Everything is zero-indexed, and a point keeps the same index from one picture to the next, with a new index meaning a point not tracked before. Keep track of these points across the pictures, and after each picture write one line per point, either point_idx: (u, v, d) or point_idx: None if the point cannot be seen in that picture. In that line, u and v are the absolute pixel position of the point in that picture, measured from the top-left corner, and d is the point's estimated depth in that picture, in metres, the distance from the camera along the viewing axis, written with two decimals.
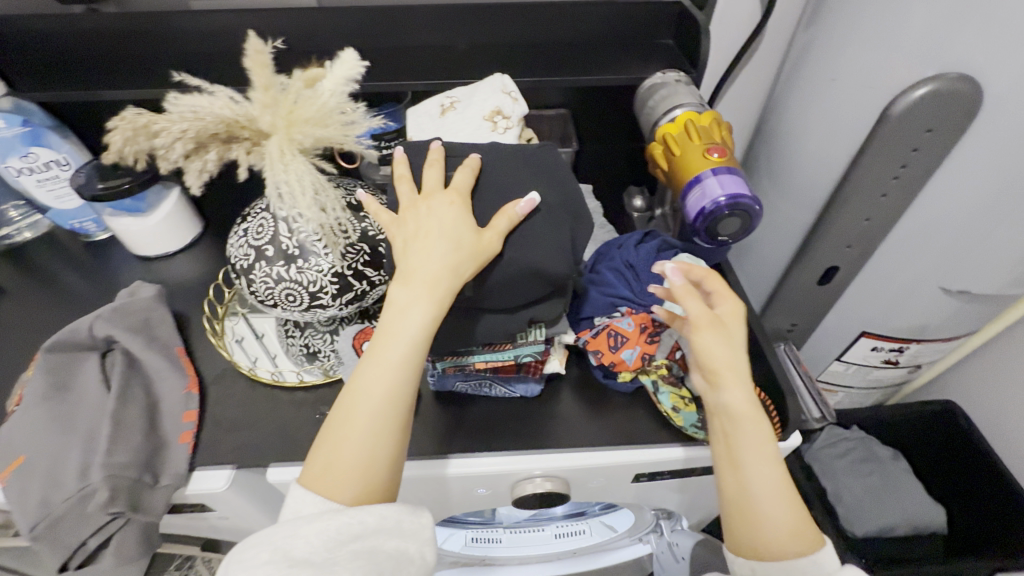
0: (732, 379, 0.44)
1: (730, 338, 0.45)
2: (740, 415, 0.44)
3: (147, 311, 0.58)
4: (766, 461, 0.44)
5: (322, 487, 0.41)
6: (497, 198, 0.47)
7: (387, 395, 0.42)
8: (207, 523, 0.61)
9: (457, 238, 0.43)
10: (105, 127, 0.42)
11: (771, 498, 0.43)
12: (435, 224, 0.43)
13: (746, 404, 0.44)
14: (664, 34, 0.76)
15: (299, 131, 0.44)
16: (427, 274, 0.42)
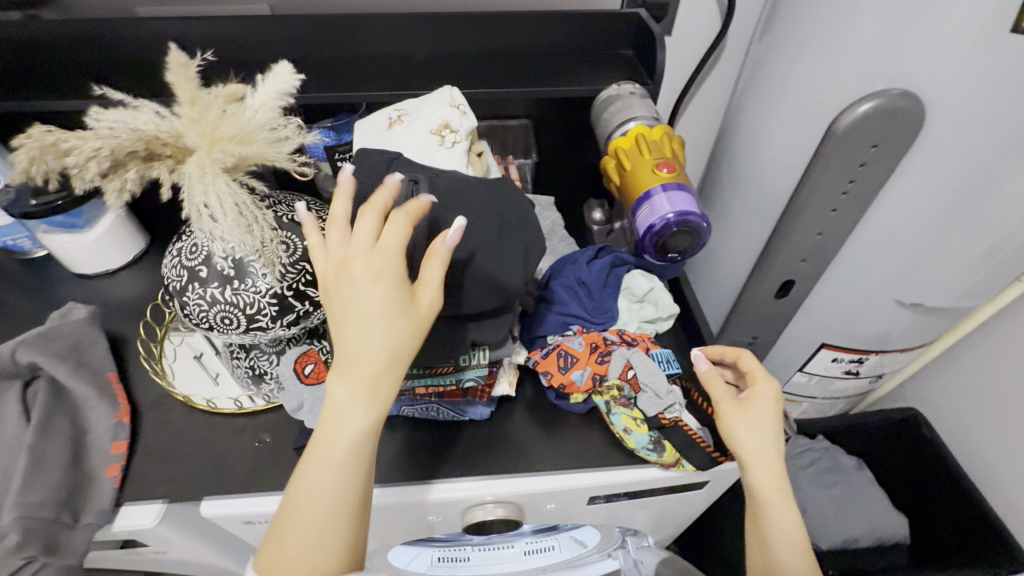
0: (755, 463, 0.47)
1: (753, 420, 0.49)
2: (766, 495, 0.47)
3: (76, 335, 0.55)
4: (790, 536, 0.47)
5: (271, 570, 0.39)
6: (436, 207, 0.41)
7: (329, 495, 0.38)
8: (143, 557, 0.58)
9: (392, 324, 0.35)
10: (9, 144, 0.39)
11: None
12: (363, 306, 0.34)
13: (768, 481, 0.47)
14: (624, 45, 0.76)
15: (223, 150, 0.42)
16: (363, 370, 0.36)
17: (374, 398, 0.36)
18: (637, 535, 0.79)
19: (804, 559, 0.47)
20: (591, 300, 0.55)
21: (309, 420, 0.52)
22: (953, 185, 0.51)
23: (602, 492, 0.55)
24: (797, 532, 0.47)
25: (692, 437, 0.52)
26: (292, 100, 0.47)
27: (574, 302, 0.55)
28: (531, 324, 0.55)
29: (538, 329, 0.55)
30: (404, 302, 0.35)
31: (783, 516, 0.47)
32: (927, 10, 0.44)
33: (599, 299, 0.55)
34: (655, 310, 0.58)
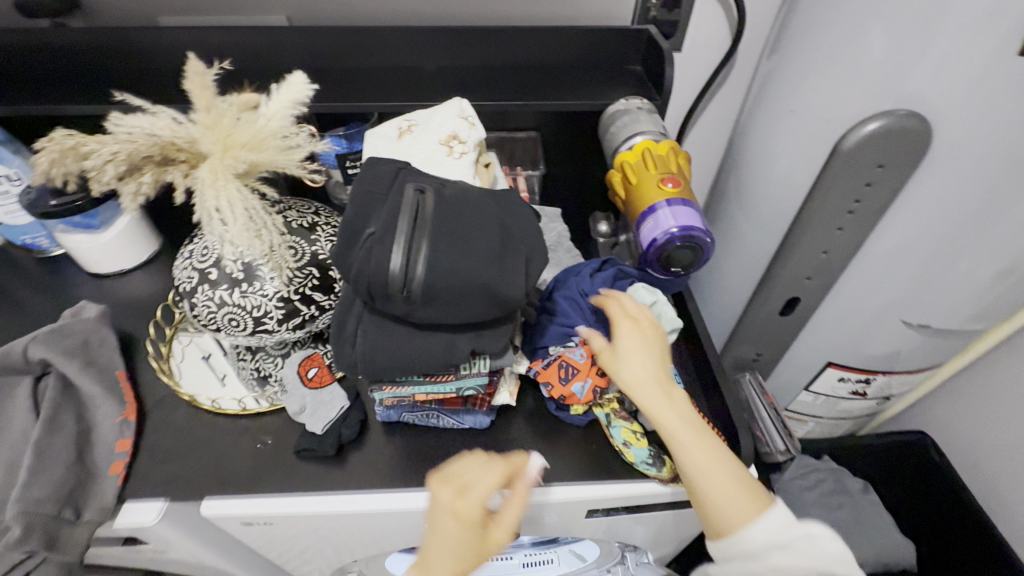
0: (641, 386, 0.46)
1: (621, 350, 0.48)
2: (657, 417, 0.46)
3: (86, 333, 0.56)
4: (692, 444, 0.45)
5: None
6: (445, 209, 0.39)
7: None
8: (143, 556, 0.58)
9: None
10: (33, 147, 0.41)
11: (718, 485, 0.44)
12: (445, 537, 0.41)
13: (652, 401, 0.46)
14: (632, 61, 0.77)
15: (234, 156, 0.43)
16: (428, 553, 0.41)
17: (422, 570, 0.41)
18: (637, 551, 0.78)
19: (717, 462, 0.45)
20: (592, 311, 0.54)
21: (311, 424, 0.52)
22: (962, 205, 0.51)
23: (600, 506, 0.54)
24: (694, 439, 0.45)
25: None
26: (305, 108, 0.48)
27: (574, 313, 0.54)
28: (534, 336, 0.55)
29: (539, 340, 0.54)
30: (477, 532, 0.42)
31: (677, 433, 0.45)
32: (933, 32, 0.44)
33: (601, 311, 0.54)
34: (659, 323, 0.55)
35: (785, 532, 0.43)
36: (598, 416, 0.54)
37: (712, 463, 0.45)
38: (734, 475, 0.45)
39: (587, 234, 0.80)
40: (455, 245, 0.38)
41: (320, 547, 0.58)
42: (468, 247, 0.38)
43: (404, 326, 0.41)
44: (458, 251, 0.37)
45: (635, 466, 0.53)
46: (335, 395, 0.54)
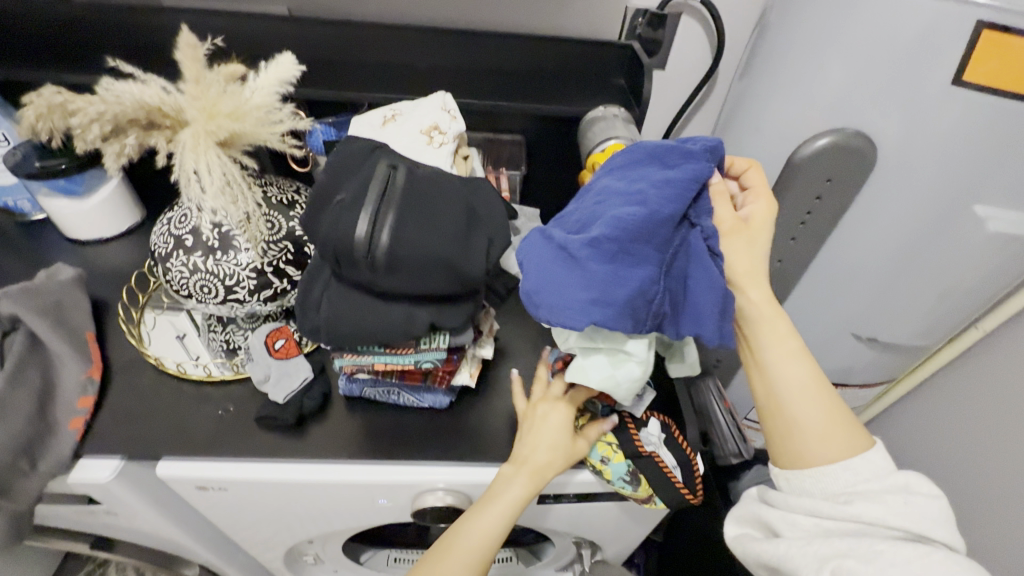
0: (752, 279, 0.48)
1: (754, 240, 0.49)
2: (758, 311, 0.49)
3: (59, 294, 0.57)
4: (789, 353, 0.49)
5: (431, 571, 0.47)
6: (413, 184, 0.41)
7: (476, 537, 0.48)
8: (97, 520, 0.58)
9: (557, 449, 0.50)
10: (22, 100, 0.43)
11: (802, 397, 0.48)
12: (549, 429, 0.50)
13: (765, 294, 0.49)
14: (616, 74, 0.80)
15: (216, 124, 0.45)
16: (550, 458, 0.50)
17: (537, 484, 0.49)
18: (593, 549, 0.79)
19: (806, 372, 0.48)
20: (656, 173, 0.41)
21: (273, 393, 0.53)
22: (905, 222, 0.55)
23: (550, 490, 0.57)
24: (795, 351, 0.49)
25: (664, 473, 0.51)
26: (291, 88, 0.51)
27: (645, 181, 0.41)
28: (580, 243, 0.39)
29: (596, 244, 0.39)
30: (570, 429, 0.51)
31: (785, 339, 0.48)
32: (878, 58, 0.48)
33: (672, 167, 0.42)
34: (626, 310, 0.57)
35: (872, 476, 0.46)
36: None
37: (802, 379, 0.48)
38: (824, 401, 0.48)
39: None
40: (421, 218, 0.40)
41: (275, 517, 0.58)
42: (433, 221, 0.40)
43: (367, 296, 0.42)
44: (423, 225, 0.39)
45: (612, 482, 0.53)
46: (300, 366, 0.55)
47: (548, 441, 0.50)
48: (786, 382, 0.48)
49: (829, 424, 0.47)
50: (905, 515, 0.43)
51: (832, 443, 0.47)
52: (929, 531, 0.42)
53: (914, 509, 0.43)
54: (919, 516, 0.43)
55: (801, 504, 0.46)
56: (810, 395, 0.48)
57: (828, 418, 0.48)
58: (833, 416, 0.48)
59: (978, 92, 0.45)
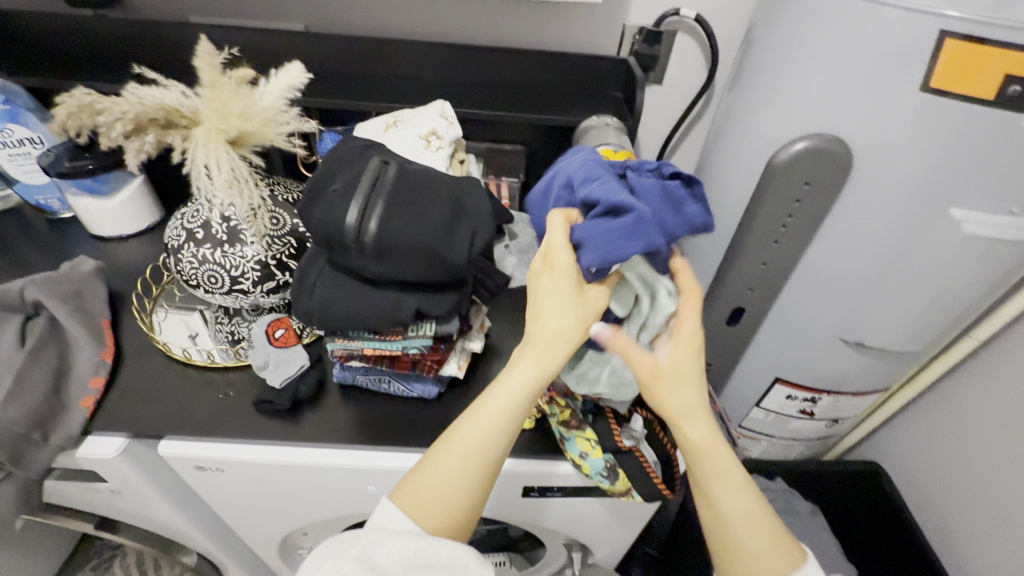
0: (695, 417, 0.46)
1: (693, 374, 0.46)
2: (703, 449, 0.46)
3: (79, 283, 0.61)
4: (734, 489, 0.47)
5: (416, 507, 0.44)
6: (403, 177, 0.44)
7: (478, 448, 0.44)
8: (101, 499, 0.61)
9: (566, 314, 0.43)
10: (56, 101, 0.48)
11: (746, 527, 0.46)
12: (554, 287, 0.43)
13: (708, 438, 0.46)
14: (613, 88, 0.83)
15: (228, 124, 0.49)
16: (563, 331, 0.43)
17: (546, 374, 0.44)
18: (583, 552, 0.79)
19: (749, 503, 0.47)
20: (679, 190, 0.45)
21: (271, 379, 0.56)
22: (884, 226, 0.56)
23: (534, 482, 0.58)
24: (739, 485, 0.47)
25: (644, 468, 0.52)
26: (299, 94, 0.55)
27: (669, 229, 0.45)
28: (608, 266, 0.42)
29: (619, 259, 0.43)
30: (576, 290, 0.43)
31: (726, 469, 0.47)
32: (854, 67, 0.49)
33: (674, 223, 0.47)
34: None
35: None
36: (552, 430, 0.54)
37: (744, 512, 0.47)
38: (767, 525, 0.47)
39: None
40: (409, 209, 0.42)
41: (269, 501, 0.61)
42: (420, 212, 0.42)
43: (358, 282, 0.45)
44: (409, 215, 0.42)
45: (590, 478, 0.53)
46: (297, 354, 0.58)
47: (558, 310, 0.43)
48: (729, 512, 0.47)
49: (774, 547, 0.46)
50: None
51: (781, 564, 0.46)
52: None
53: None
54: None
55: None
56: (755, 525, 0.46)
57: (773, 544, 0.46)
58: (770, 544, 0.46)
59: (949, 99, 0.47)
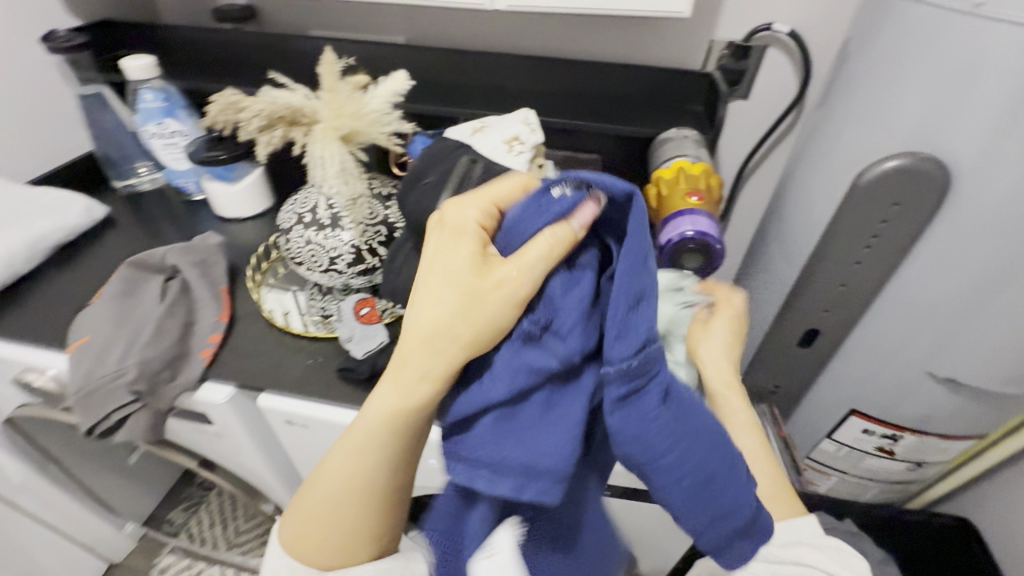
0: (718, 355, 0.52)
1: (715, 331, 0.53)
2: (721, 390, 0.51)
3: (206, 253, 0.71)
4: (744, 427, 0.50)
5: (298, 542, 0.47)
6: (486, 176, 0.48)
7: (348, 483, 0.44)
8: (205, 440, 0.70)
9: (459, 289, 0.37)
10: (209, 100, 0.57)
11: (751, 462, 0.49)
12: (455, 244, 0.39)
13: (722, 386, 0.51)
14: (695, 101, 0.84)
15: (342, 123, 0.56)
16: (442, 327, 0.37)
17: (408, 399, 0.40)
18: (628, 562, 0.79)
19: (756, 439, 0.50)
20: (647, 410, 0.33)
21: (354, 349, 0.62)
22: (987, 252, 0.52)
23: None
24: (749, 423, 0.50)
25: None
26: (402, 98, 0.61)
27: (643, 367, 0.33)
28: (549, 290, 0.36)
29: (571, 289, 0.35)
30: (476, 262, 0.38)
31: (739, 412, 0.50)
32: (957, 84, 0.47)
33: (663, 441, 0.33)
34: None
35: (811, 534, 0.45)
36: None
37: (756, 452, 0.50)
38: (769, 466, 0.50)
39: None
40: None
41: None
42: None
43: None
44: None
45: None
46: (377, 332, 0.63)
47: (437, 312, 0.38)
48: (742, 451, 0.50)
49: (773, 484, 0.49)
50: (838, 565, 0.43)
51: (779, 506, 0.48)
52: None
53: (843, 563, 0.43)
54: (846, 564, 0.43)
55: None
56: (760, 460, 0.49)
57: (770, 482, 0.49)
58: (773, 479, 0.49)
59: None
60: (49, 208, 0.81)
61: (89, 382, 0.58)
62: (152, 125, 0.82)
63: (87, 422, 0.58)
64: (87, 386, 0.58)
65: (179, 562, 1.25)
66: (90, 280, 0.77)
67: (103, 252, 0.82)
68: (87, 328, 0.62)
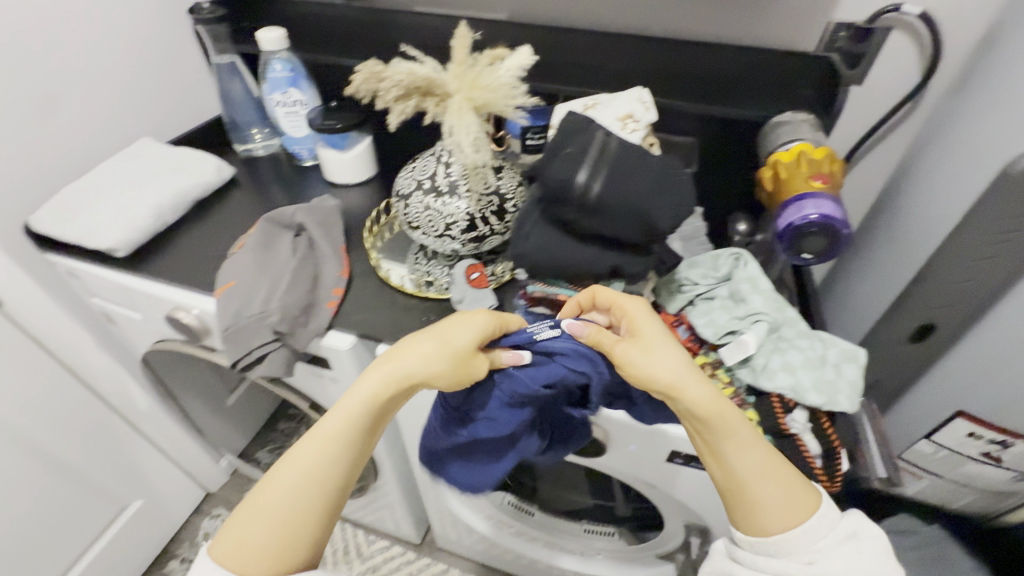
0: (685, 375, 0.49)
1: (648, 347, 0.51)
2: (707, 411, 0.48)
3: (327, 215, 0.78)
4: (743, 443, 0.48)
5: (234, 552, 0.49)
6: (622, 149, 0.50)
7: (296, 493, 0.51)
8: (320, 385, 0.77)
9: (443, 354, 0.53)
10: (354, 70, 0.62)
11: (762, 480, 0.47)
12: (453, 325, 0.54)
13: (712, 406, 0.48)
14: (804, 86, 0.78)
15: (470, 96, 0.59)
16: (427, 375, 0.52)
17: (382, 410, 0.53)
18: (701, 539, 0.81)
19: (760, 457, 0.48)
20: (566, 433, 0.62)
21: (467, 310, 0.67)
22: None
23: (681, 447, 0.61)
24: (748, 438, 0.48)
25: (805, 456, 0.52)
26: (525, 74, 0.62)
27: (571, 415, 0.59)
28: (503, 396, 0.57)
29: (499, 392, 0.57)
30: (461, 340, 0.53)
31: (736, 429, 0.48)
32: None
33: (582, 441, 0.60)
34: (749, 287, 0.60)
35: (829, 530, 0.46)
36: None
37: (762, 466, 0.48)
38: (784, 478, 0.48)
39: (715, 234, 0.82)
40: (620, 177, 0.48)
41: None
42: (635, 178, 0.49)
43: (565, 236, 0.53)
44: (625, 179, 0.48)
45: None
46: (488, 296, 0.68)
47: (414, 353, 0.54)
48: (746, 470, 0.47)
49: (788, 494, 0.47)
50: (861, 563, 0.44)
51: (795, 515, 0.46)
52: (878, 565, 0.44)
53: (864, 551, 0.45)
54: (871, 553, 0.45)
55: (769, 565, 0.47)
56: (768, 477, 0.47)
57: (786, 495, 0.47)
58: (785, 487, 0.47)
59: None
60: (186, 166, 0.89)
61: (239, 321, 0.65)
62: (278, 94, 0.89)
63: (233, 356, 0.66)
64: (237, 324, 0.65)
65: None
66: (222, 234, 0.85)
67: (230, 210, 0.91)
68: (233, 274, 0.70)
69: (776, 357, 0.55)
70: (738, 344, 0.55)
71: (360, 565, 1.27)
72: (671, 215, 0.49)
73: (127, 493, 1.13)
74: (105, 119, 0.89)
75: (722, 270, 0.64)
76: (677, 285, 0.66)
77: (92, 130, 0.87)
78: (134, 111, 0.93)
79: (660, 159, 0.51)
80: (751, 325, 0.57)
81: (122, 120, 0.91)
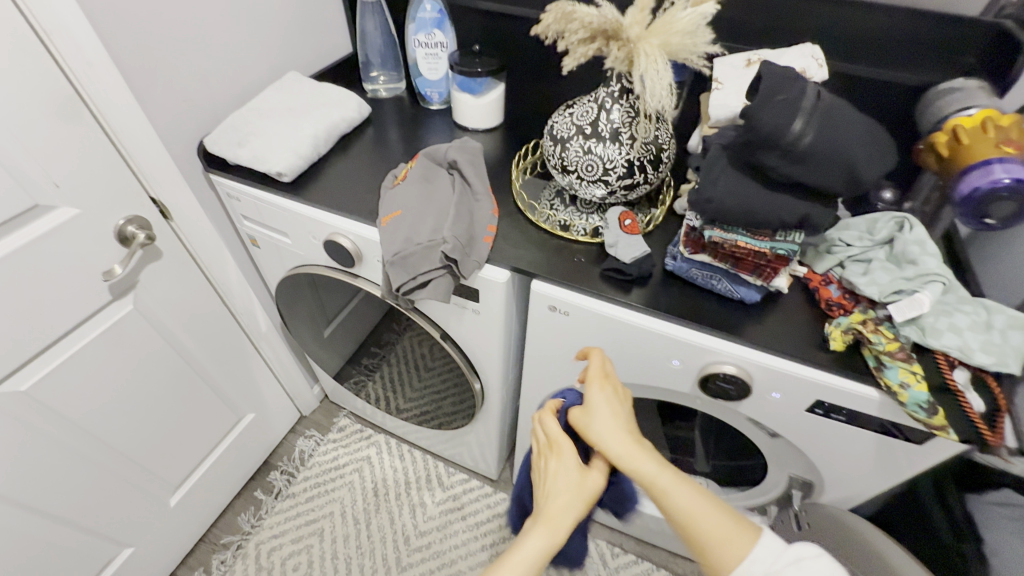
0: (616, 442, 0.56)
1: (607, 403, 0.60)
2: (627, 458, 0.55)
3: (474, 153, 0.81)
4: (672, 483, 0.53)
5: None
6: (831, 101, 0.51)
7: None
8: (461, 317, 0.83)
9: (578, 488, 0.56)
10: (545, 10, 0.64)
11: (699, 510, 0.51)
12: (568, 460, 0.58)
13: (626, 447, 0.55)
14: (968, 54, 0.74)
15: (655, 42, 0.60)
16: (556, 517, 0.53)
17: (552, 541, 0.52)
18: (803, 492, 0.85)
19: (687, 491, 0.52)
20: None
21: (620, 254, 0.69)
22: None
23: (827, 397, 0.64)
24: (672, 480, 0.53)
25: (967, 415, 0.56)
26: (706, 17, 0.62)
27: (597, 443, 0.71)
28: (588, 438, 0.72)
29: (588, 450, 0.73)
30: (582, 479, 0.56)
31: (656, 477, 0.53)
32: None
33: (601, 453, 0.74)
34: (918, 250, 0.60)
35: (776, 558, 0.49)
36: (870, 360, 0.61)
37: (698, 501, 0.52)
38: (716, 508, 0.52)
39: (863, 197, 0.79)
40: (831, 127, 0.49)
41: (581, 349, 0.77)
42: (846, 128, 0.50)
43: (757, 184, 0.55)
44: (839, 128, 0.49)
45: (903, 407, 0.58)
46: (640, 242, 0.70)
47: (569, 514, 0.54)
48: (683, 510, 0.52)
49: (728, 524, 0.51)
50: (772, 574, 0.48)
51: (737, 539, 0.50)
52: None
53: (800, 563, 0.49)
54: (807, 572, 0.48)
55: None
56: (703, 501, 0.52)
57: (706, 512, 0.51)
58: (718, 514, 0.51)
59: None
60: (330, 101, 0.93)
61: (408, 247, 0.70)
62: (423, 35, 0.92)
63: (401, 280, 0.71)
64: (407, 250, 0.70)
65: (353, 425, 1.49)
66: (365, 168, 0.89)
67: (368, 147, 0.95)
68: (397, 205, 0.74)
69: (947, 323, 0.57)
70: (914, 307, 0.57)
71: (441, 493, 1.36)
72: (876, 169, 0.50)
73: (244, 405, 1.24)
74: (260, 50, 0.93)
75: (881, 233, 0.65)
76: (827, 246, 0.68)
77: (248, 61, 0.92)
78: (277, 46, 0.96)
79: (863, 113, 0.52)
80: (923, 285, 0.58)
81: (272, 53, 0.96)
